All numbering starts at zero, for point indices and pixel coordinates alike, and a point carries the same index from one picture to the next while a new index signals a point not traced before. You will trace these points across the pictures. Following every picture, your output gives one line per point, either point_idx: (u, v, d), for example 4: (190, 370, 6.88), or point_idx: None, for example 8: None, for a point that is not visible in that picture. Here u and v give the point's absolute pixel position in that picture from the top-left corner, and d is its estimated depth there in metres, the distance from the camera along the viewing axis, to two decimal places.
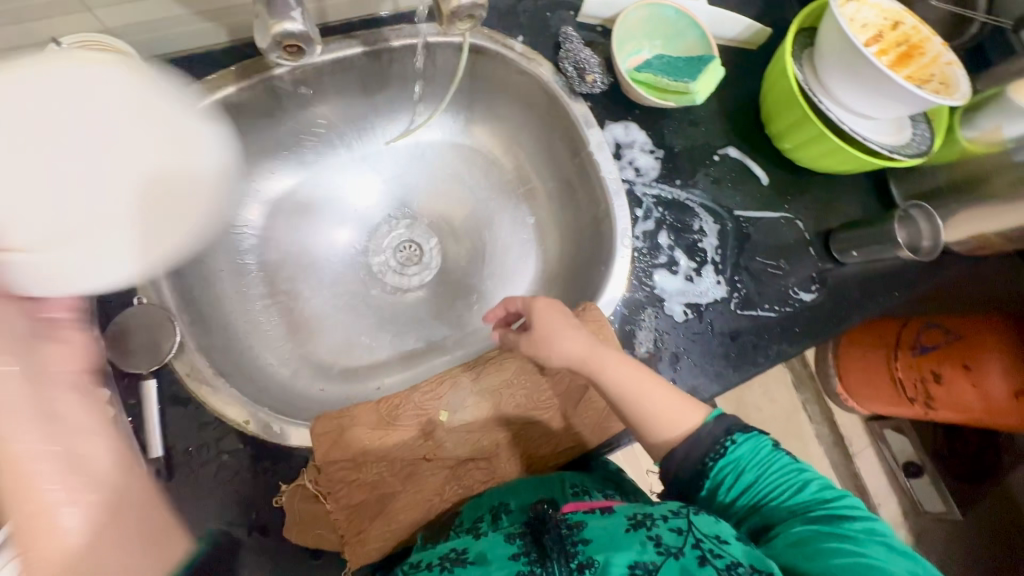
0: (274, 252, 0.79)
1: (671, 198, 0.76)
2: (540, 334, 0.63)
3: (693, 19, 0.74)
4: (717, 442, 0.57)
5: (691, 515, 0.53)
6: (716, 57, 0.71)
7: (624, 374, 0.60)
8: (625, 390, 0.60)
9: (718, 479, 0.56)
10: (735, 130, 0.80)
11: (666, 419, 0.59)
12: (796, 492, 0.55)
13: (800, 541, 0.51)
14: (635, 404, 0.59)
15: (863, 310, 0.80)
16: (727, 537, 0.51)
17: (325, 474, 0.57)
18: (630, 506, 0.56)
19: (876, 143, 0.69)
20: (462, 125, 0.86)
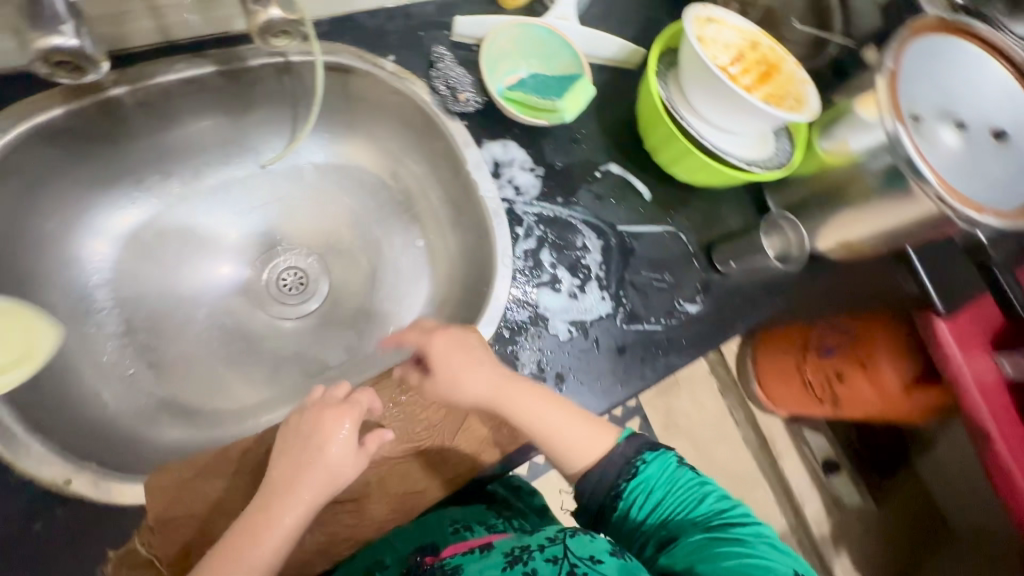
0: (131, 287, 0.72)
1: (553, 216, 0.75)
2: (445, 380, 0.60)
3: (563, 39, 0.75)
4: (631, 458, 0.59)
5: (567, 541, 0.55)
6: (584, 77, 0.74)
7: (536, 408, 0.59)
8: (535, 426, 0.59)
9: (628, 495, 0.57)
10: (616, 146, 0.81)
11: (581, 446, 0.59)
12: (698, 505, 0.57)
13: (698, 554, 0.53)
14: (551, 437, 0.59)
15: (748, 318, 0.81)
16: (604, 556, 0.53)
17: (159, 536, 0.51)
18: (508, 540, 0.58)
19: (735, 158, 0.72)
20: (343, 146, 0.83)
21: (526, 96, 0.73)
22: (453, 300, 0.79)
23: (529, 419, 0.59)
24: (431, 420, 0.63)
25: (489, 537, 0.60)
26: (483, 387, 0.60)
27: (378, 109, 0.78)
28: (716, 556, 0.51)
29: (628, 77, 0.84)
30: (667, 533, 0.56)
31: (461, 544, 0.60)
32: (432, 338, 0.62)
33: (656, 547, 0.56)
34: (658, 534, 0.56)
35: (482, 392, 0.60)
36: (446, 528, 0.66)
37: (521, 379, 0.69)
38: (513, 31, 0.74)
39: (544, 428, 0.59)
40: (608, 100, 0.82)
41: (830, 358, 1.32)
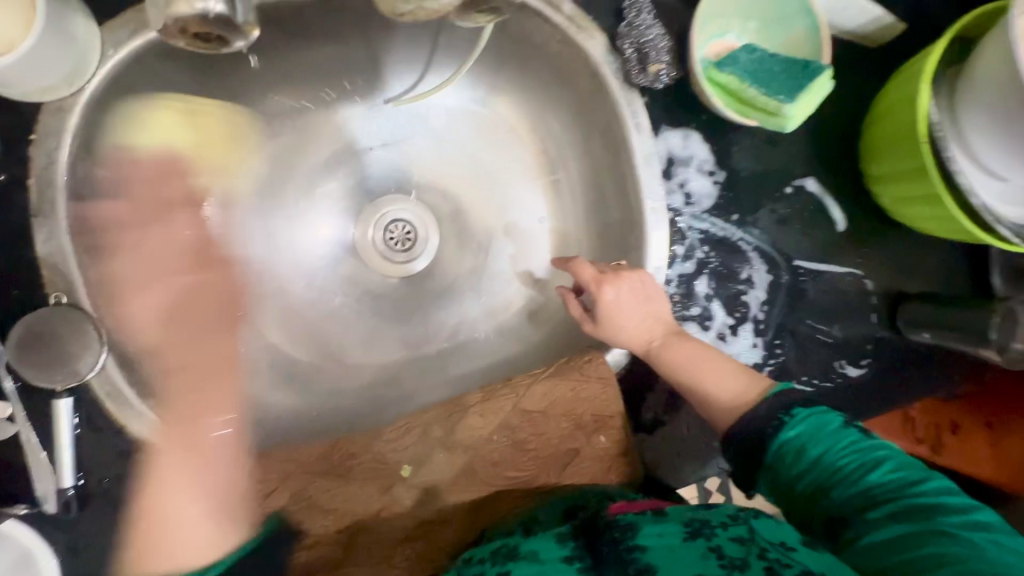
0: (237, 224, 0.67)
1: (723, 238, 0.62)
2: (613, 311, 0.56)
3: (808, 4, 0.55)
4: (775, 415, 0.47)
5: (751, 522, 0.45)
6: (826, 69, 0.52)
7: (685, 356, 0.54)
8: (672, 362, 0.54)
9: (780, 469, 0.46)
10: (822, 156, 0.63)
11: (720, 394, 0.51)
12: (868, 469, 0.44)
13: (886, 533, 0.41)
14: (697, 388, 0.53)
15: (913, 393, 0.68)
16: (798, 545, 0.42)
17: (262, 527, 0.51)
18: (683, 508, 0.48)
19: (1006, 227, 0.52)
20: (484, 92, 0.69)
21: (740, 85, 0.55)
22: None
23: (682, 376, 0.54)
24: (539, 452, 0.57)
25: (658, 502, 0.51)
26: (638, 319, 0.56)
27: (537, 55, 0.62)
28: (931, 548, 0.39)
29: (866, 61, 0.63)
30: (833, 503, 0.44)
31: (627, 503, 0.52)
32: (603, 285, 0.56)
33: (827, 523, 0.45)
34: (814, 488, 0.45)
35: (636, 326, 0.56)
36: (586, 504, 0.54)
37: (641, 422, 0.62)
38: None
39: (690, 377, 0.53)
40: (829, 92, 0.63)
41: None
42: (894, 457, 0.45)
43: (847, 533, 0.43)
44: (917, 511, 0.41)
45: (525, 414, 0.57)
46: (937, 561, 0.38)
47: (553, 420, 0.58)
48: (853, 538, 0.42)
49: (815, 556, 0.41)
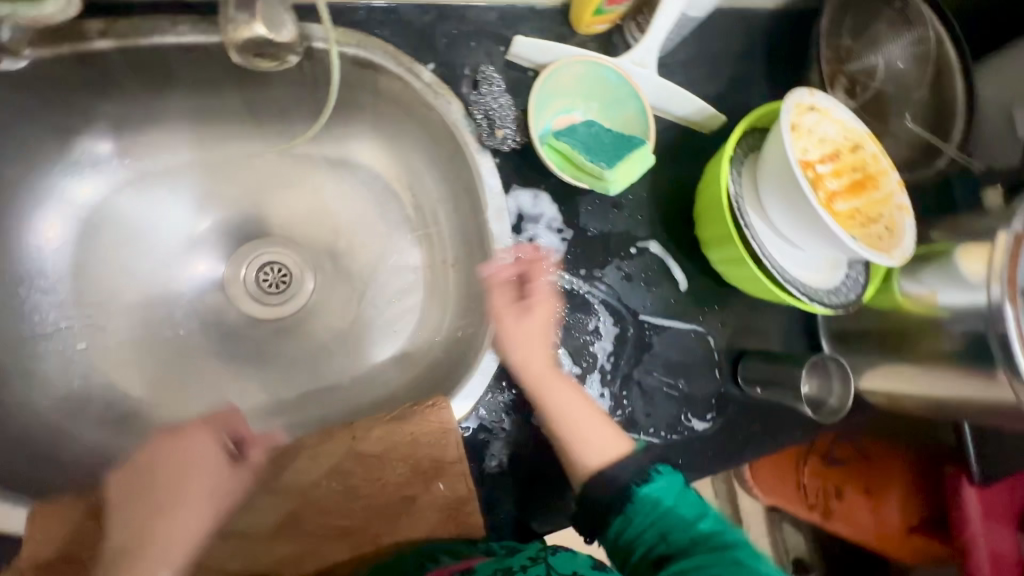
0: (91, 255, 0.65)
1: (570, 290, 0.66)
2: (513, 333, 0.61)
3: (635, 90, 0.65)
4: (646, 470, 0.55)
5: (549, 559, 0.57)
6: (644, 143, 0.61)
7: (557, 402, 0.59)
8: (550, 405, 0.59)
9: (630, 512, 0.54)
10: (663, 222, 0.70)
11: (578, 439, 0.57)
12: (693, 517, 0.54)
13: (705, 573, 0.50)
14: (568, 434, 0.57)
15: (758, 448, 0.72)
16: (582, 570, 0.57)
17: None
18: (489, 562, 0.55)
19: (797, 287, 0.60)
20: (360, 146, 0.73)
21: (571, 151, 0.62)
22: (436, 348, 0.69)
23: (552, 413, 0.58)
24: (371, 499, 0.55)
25: (466, 555, 0.56)
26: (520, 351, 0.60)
27: (404, 116, 0.68)
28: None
29: (696, 144, 0.72)
30: (666, 547, 0.53)
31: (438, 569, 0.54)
32: (507, 313, 0.62)
33: (653, 562, 0.53)
34: (655, 532, 0.53)
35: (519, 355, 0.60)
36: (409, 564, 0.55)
37: (485, 471, 0.61)
38: (578, 66, 0.64)
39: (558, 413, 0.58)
40: (664, 166, 0.71)
41: (833, 469, 1.16)
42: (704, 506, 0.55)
43: (667, 572, 0.51)
44: (726, 557, 0.51)
45: (360, 457, 0.56)
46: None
47: (388, 464, 0.56)
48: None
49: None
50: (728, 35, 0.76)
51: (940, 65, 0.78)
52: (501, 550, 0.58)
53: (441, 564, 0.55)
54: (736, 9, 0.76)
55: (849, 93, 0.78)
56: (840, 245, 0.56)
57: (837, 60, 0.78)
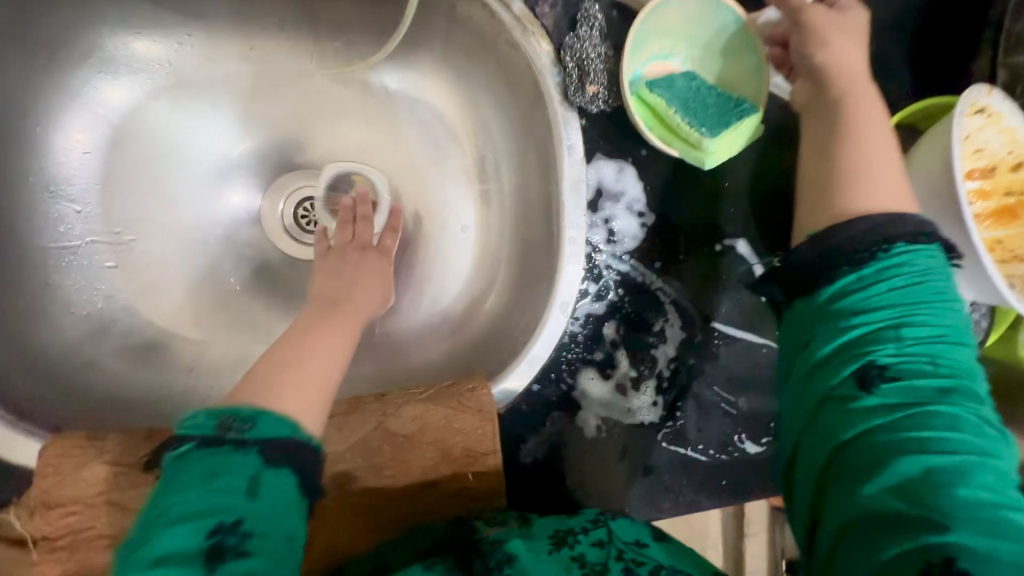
0: (123, 164, 0.59)
1: (640, 285, 0.58)
2: (840, 38, 0.50)
3: (755, 42, 0.53)
4: (916, 243, 0.41)
5: (611, 523, 0.49)
6: (755, 109, 0.53)
7: (861, 114, 0.47)
8: (855, 127, 0.47)
9: (874, 280, 0.40)
10: (759, 220, 0.60)
11: (880, 190, 0.44)
12: (938, 343, 0.39)
13: (920, 414, 0.37)
14: (855, 143, 0.46)
15: None
16: (649, 541, 0.48)
17: (40, 520, 0.43)
18: (549, 519, 0.50)
19: None
20: (421, 78, 0.64)
21: (667, 110, 0.53)
22: (479, 323, 0.63)
23: (847, 129, 0.47)
24: (395, 482, 0.52)
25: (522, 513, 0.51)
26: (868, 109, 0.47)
27: (482, 52, 0.58)
28: (960, 451, 0.36)
29: None
30: (890, 362, 0.39)
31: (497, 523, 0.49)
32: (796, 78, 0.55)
33: (861, 376, 0.39)
34: (889, 324, 0.39)
35: (867, 115, 0.47)
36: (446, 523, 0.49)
37: (517, 466, 0.56)
38: (689, 3, 0.53)
39: (857, 143, 0.46)
40: (773, 154, 0.60)
41: None
42: (958, 315, 0.41)
43: (873, 398, 0.39)
44: (941, 414, 0.37)
45: (389, 436, 0.52)
46: (936, 457, 0.36)
47: (418, 448, 0.52)
48: (877, 411, 0.38)
49: (661, 548, 0.47)
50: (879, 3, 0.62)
51: None
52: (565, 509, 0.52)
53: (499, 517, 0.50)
54: None
55: None
56: (985, 288, 0.47)
57: None
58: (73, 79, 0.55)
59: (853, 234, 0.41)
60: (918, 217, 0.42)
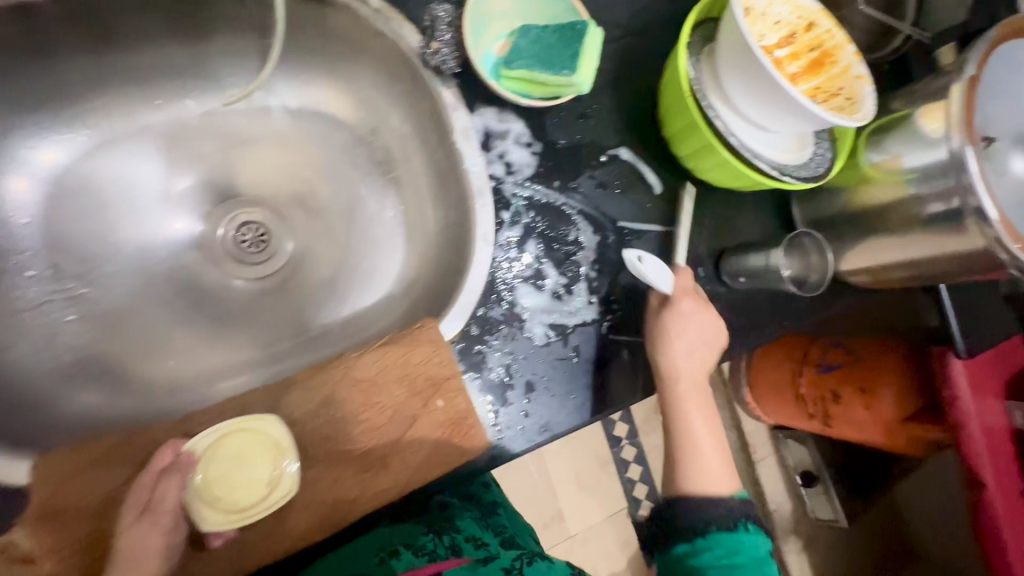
0: (62, 225, 0.64)
1: (546, 203, 0.66)
2: (678, 323, 0.64)
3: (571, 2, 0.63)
4: (737, 518, 0.60)
5: (525, 571, 0.57)
6: (589, 26, 0.59)
7: (697, 422, 0.65)
8: (684, 425, 0.65)
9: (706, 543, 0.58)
10: (631, 130, 0.71)
11: (704, 476, 0.62)
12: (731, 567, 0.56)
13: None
14: (680, 419, 0.65)
15: (748, 340, 0.74)
16: None
17: (43, 530, 0.45)
18: (463, 573, 0.55)
19: (766, 163, 0.61)
20: (311, 90, 0.72)
21: (530, 73, 0.61)
22: (424, 281, 0.71)
23: (675, 406, 0.65)
24: (371, 424, 0.56)
25: (435, 565, 0.56)
26: (687, 351, 0.64)
27: (359, 52, 0.67)
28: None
29: (652, 47, 0.73)
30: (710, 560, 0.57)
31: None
32: (687, 297, 0.65)
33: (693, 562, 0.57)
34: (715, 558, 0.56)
35: (684, 362, 0.64)
36: (373, 556, 0.57)
37: (484, 383, 0.62)
38: None
39: (681, 399, 0.65)
40: (626, 75, 0.71)
41: (826, 375, 1.25)
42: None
43: None
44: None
45: (354, 383, 0.57)
46: None
47: (386, 387, 0.57)
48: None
49: None
50: None
51: None
52: (480, 559, 0.59)
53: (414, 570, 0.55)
54: None
55: None
56: (804, 115, 0.56)
57: None
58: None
59: (709, 516, 0.59)
60: (729, 500, 0.61)
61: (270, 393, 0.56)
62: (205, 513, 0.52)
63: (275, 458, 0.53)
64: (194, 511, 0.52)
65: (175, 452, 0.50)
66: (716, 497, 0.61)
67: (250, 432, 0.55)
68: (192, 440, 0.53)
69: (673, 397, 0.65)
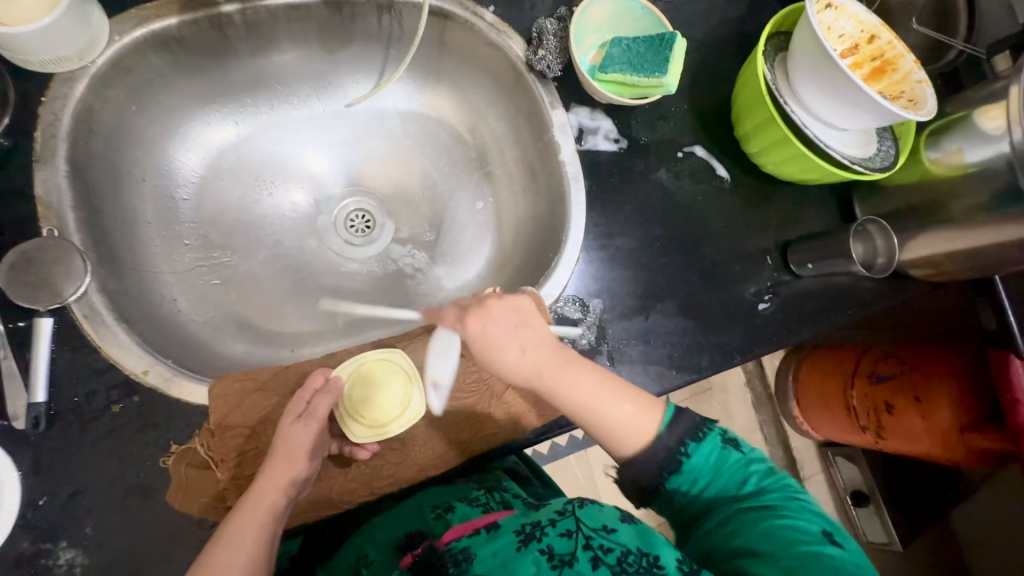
0: (215, 200, 0.75)
1: (628, 193, 0.75)
2: (494, 340, 0.55)
3: (658, 17, 0.72)
4: (697, 429, 0.55)
5: (577, 514, 0.57)
6: (677, 36, 0.67)
7: (569, 393, 0.54)
8: (565, 400, 0.54)
9: (683, 472, 0.53)
10: (705, 130, 0.79)
11: (631, 431, 0.54)
12: (738, 479, 0.54)
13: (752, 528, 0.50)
14: (571, 406, 0.54)
15: (815, 325, 0.79)
16: (614, 524, 0.56)
17: (219, 439, 0.54)
18: (515, 518, 0.59)
19: (837, 153, 0.67)
20: (421, 95, 0.82)
21: (624, 77, 0.69)
22: (516, 262, 0.79)
23: (552, 392, 0.54)
24: (483, 376, 0.63)
25: (491, 516, 0.61)
26: (507, 338, 0.55)
27: (469, 61, 0.77)
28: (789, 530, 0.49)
29: (723, 59, 0.81)
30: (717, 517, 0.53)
31: (465, 524, 0.60)
32: (470, 319, 0.55)
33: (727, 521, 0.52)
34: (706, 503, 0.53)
35: (505, 346, 0.55)
36: (428, 512, 0.64)
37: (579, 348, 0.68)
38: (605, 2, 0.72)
39: (557, 387, 0.54)
40: (700, 82, 0.80)
41: (880, 387, 1.25)
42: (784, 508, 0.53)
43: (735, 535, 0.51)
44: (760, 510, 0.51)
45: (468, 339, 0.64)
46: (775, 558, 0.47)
47: None
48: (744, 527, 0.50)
49: (626, 529, 0.55)
50: None
51: None
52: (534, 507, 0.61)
53: (463, 523, 0.60)
54: None
55: None
56: (873, 112, 0.63)
57: None
58: (178, 131, 0.71)
59: (660, 465, 0.53)
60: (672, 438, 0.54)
61: (394, 344, 0.64)
62: (352, 426, 0.58)
63: (406, 385, 0.61)
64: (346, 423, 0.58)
65: (326, 377, 0.58)
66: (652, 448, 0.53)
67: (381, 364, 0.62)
68: (337, 367, 0.61)
69: (548, 394, 0.55)
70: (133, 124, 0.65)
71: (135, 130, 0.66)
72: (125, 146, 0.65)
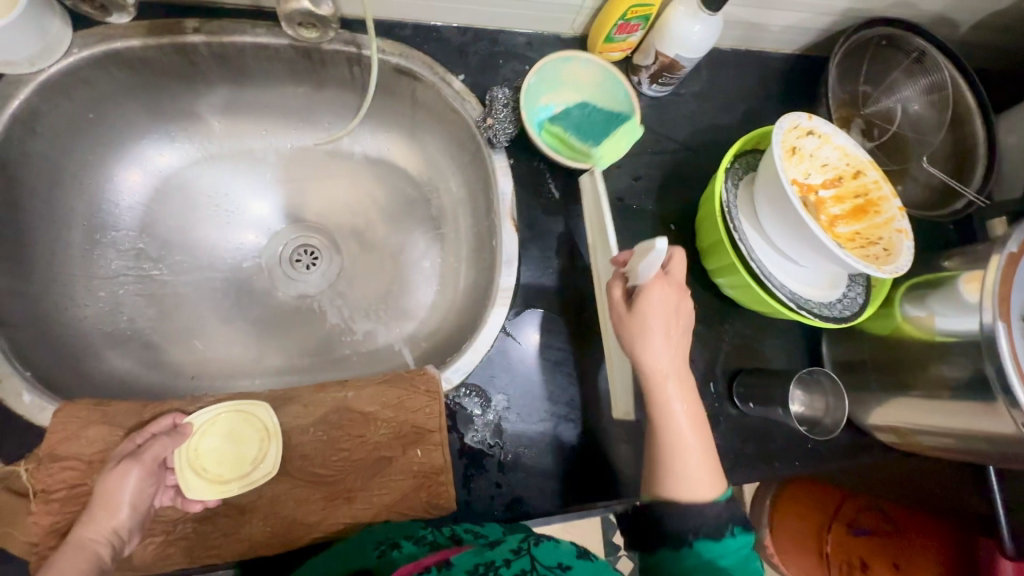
0: (158, 214, 0.75)
1: (567, 286, 0.70)
2: (641, 320, 0.55)
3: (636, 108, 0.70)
4: (727, 524, 0.50)
5: (534, 551, 0.51)
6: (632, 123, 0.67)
7: (661, 409, 0.53)
8: (664, 422, 0.53)
9: (715, 548, 0.49)
10: (667, 234, 0.74)
11: (690, 484, 0.51)
12: None
13: None
14: (665, 433, 0.53)
15: (752, 470, 0.70)
16: (572, 562, 0.51)
17: (42, 470, 0.51)
18: (468, 555, 0.51)
19: (785, 293, 0.62)
20: (389, 145, 0.81)
21: (564, 134, 0.71)
22: (442, 334, 0.75)
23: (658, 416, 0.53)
24: (351, 456, 0.58)
25: (442, 552, 0.52)
26: (667, 342, 0.55)
27: (435, 121, 0.76)
28: None
29: (702, 165, 0.77)
30: None
31: (412, 563, 0.50)
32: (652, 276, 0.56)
33: None
34: None
35: (663, 358, 0.54)
36: (372, 549, 0.54)
37: (466, 443, 0.63)
38: (595, 68, 0.71)
39: (663, 410, 0.53)
40: (672, 185, 0.75)
41: (858, 540, 1.10)
42: None
43: None
44: None
45: (347, 412, 0.59)
46: None
47: (373, 423, 0.59)
48: None
49: (583, 567, 0.51)
50: (741, 74, 0.82)
51: (958, 110, 0.80)
52: (487, 542, 0.53)
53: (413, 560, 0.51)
54: (753, 51, 0.83)
55: (867, 135, 0.82)
56: (832, 256, 0.57)
57: (853, 104, 0.82)
58: (133, 143, 0.72)
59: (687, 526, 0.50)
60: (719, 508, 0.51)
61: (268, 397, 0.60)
62: (192, 482, 0.55)
63: (262, 439, 0.57)
64: (185, 475, 0.55)
65: (173, 422, 0.56)
66: (698, 509, 0.50)
67: (243, 415, 0.59)
68: (192, 415, 0.58)
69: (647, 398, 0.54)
70: (83, 131, 0.67)
71: (84, 136, 0.67)
72: (75, 148, 0.67)
